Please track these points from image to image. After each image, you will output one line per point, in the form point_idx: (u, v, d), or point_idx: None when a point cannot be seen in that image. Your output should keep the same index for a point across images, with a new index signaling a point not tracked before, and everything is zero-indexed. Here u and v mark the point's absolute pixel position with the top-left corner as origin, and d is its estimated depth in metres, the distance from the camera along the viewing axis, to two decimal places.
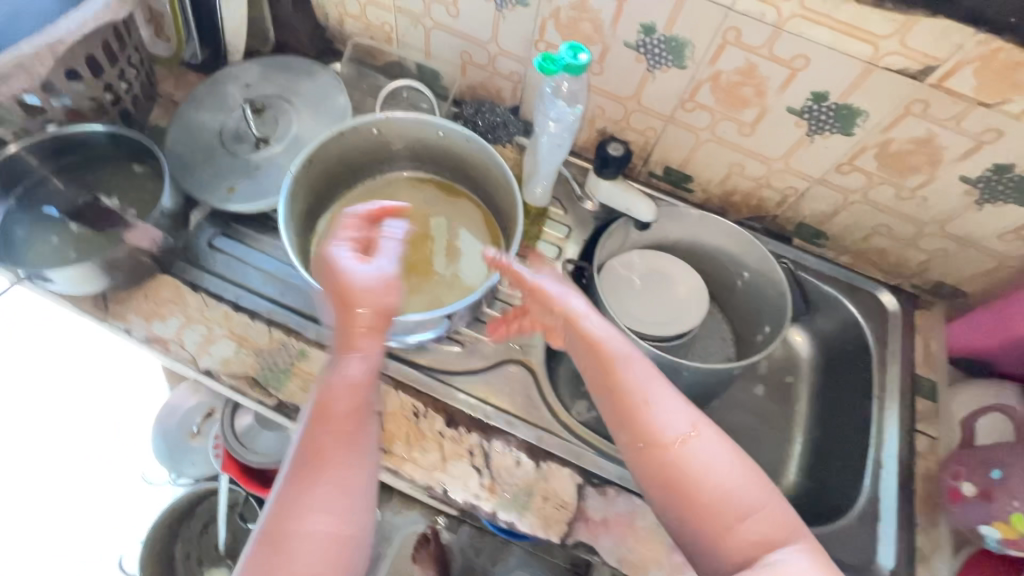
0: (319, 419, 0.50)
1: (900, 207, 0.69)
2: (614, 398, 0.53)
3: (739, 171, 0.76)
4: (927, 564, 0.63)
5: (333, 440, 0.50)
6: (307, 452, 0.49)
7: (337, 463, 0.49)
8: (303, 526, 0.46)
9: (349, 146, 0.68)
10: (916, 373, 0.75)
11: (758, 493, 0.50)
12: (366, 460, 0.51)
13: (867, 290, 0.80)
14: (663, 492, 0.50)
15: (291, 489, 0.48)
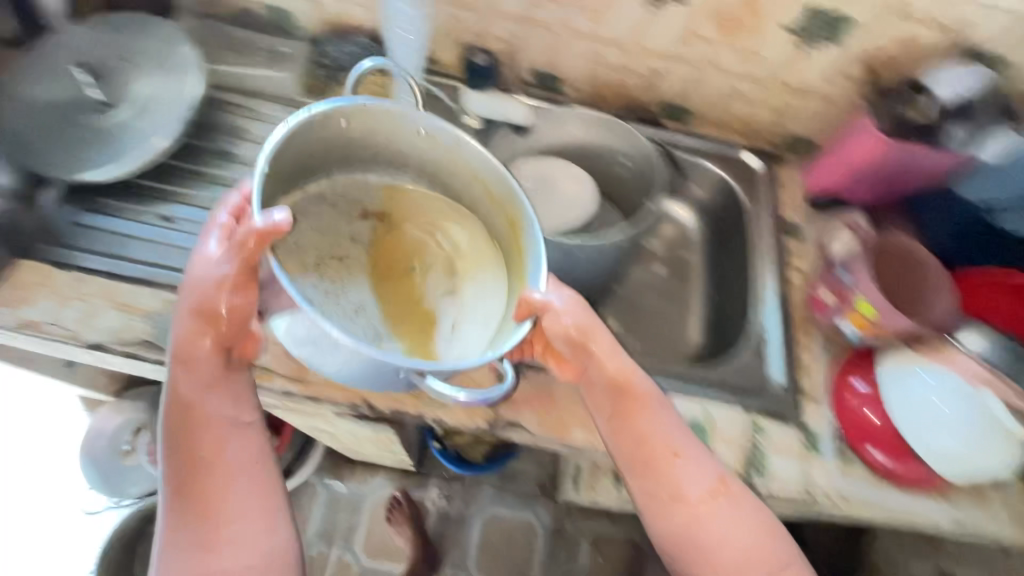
0: (185, 428, 0.53)
1: (743, 69, 0.76)
2: (639, 456, 0.57)
3: (600, 63, 0.79)
4: (808, 372, 0.71)
5: (195, 444, 0.53)
6: (185, 465, 0.52)
7: (226, 495, 0.52)
8: (221, 559, 0.51)
9: (316, 134, 0.57)
10: (784, 220, 0.83)
11: (770, 549, 0.56)
12: (257, 467, 0.54)
13: (733, 157, 0.88)
14: (689, 554, 0.56)
15: (179, 505, 0.52)
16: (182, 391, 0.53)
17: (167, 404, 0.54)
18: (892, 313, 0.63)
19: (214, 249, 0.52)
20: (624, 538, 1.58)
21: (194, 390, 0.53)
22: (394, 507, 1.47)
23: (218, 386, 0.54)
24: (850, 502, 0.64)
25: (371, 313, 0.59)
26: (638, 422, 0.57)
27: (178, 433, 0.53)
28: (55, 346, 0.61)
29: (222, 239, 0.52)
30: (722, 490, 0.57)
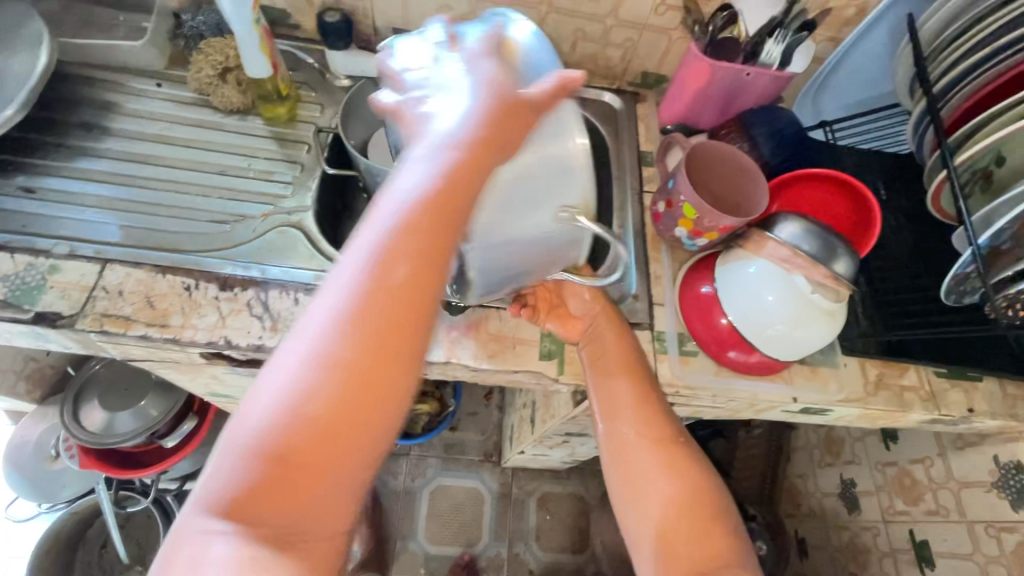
0: (398, 247, 0.37)
1: (580, 7, 0.81)
2: (616, 406, 0.68)
3: (451, 14, 0.83)
4: (661, 282, 0.76)
5: (337, 333, 0.37)
6: (358, 308, 0.37)
7: (376, 339, 0.37)
8: (296, 445, 0.36)
9: None
10: (643, 150, 0.88)
11: (710, 500, 0.64)
12: (406, 372, 0.38)
13: (596, 98, 0.93)
14: (635, 479, 0.67)
15: (317, 400, 0.36)
16: (448, 207, 0.39)
17: (406, 199, 0.38)
18: (707, 210, 0.66)
19: (424, 84, 0.45)
20: (571, 493, 1.63)
21: (407, 234, 0.37)
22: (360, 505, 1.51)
23: (457, 235, 0.39)
24: (693, 392, 0.70)
25: None
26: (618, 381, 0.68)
27: (347, 294, 0.37)
28: None
29: (467, 65, 0.45)
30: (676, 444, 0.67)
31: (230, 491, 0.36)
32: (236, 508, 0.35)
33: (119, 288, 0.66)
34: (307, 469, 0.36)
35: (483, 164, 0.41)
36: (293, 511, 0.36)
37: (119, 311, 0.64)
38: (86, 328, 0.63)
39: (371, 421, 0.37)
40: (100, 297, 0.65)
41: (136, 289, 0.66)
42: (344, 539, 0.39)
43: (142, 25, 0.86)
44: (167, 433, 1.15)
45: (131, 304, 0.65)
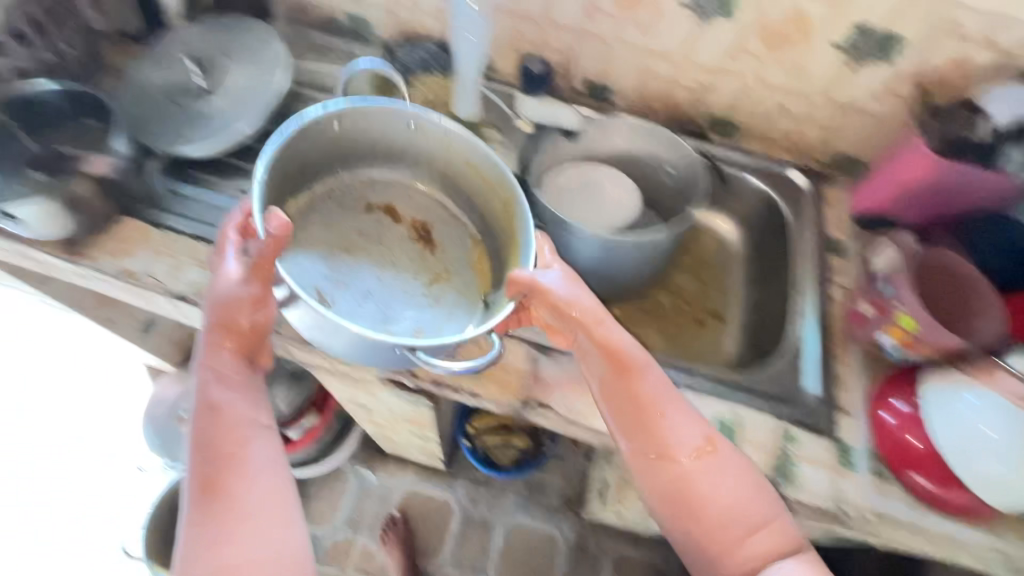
0: (217, 410, 0.56)
1: (791, 84, 0.77)
2: (627, 404, 0.59)
3: (650, 75, 0.83)
4: (847, 387, 0.71)
5: (236, 455, 0.56)
6: (212, 459, 0.55)
7: (238, 476, 0.55)
8: (234, 544, 0.52)
9: (346, 127, 0.77)
10: (828, 236, 0.83)
11: (766, 510, 0.56)
12: (283, 502, 0.56)
13: (780, 174, 0.89)
14: (676, 508, 0.57)
15: (203, 498, 0.54)
16: (251, 389, 0.59)
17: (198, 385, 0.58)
18: (933, 327, 0.63)
19: (229, 271, 0.57)
20: (648, 562, 1.54)
21: (229, 407, 0.57)
22: (389, 528, 1.48)
23: (234, 439, 0.56)
24: (886, 521, 0.62)
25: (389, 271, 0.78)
26: (622, 389, 0.59)
27: (206, 439, 0.55)
28: (146, 296, 0.69)
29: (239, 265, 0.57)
30: (706, 453, 0.58)
31: (193, 563, 0.52)
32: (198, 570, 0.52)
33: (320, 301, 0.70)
34: (250, 551, 0.52)
35: (262, 333, 0.59)
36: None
37: None
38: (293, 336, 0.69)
39: (281, 515, 0.55)
40: None
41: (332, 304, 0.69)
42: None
43: (357, 54, 0.93)
44: (288, 426, 1.18)
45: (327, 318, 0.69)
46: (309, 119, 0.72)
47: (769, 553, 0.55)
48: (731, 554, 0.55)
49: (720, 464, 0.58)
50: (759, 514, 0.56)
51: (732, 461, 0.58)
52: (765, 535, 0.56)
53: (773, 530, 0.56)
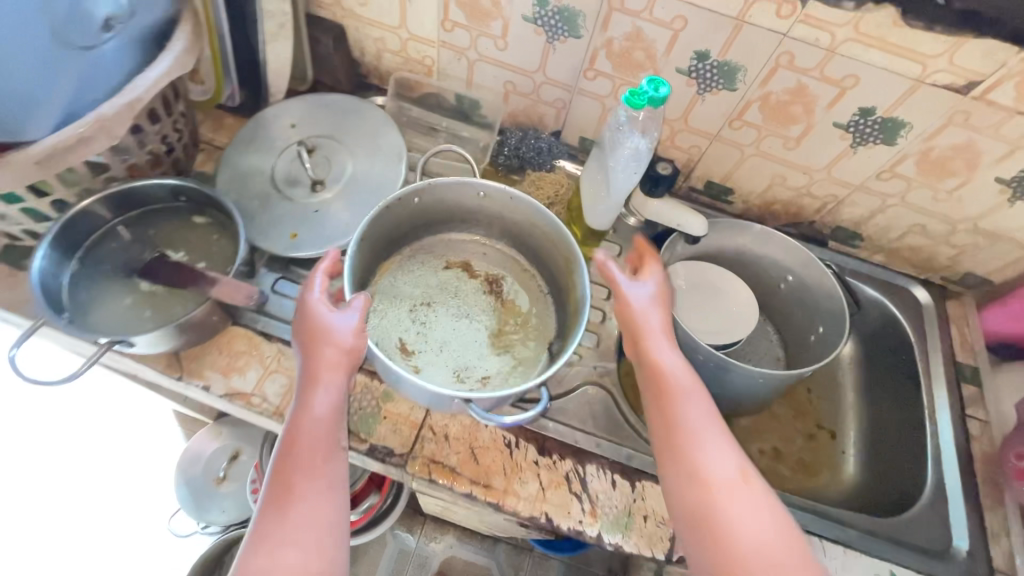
0: (288, 454, 0.54)
1: (937, 208, 0.74)
2: (665, 419, 0.56)
3: (781, 182, 0.79)
4: (998, 541, 0.68)
5: (293, 484, 0.53)
6: (278, 489, 0.53)
7: (302, 503, 0.52)
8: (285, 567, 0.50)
9: (429, 202, 0.71)
10: (958, 361, 0.80)
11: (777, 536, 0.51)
12: (334, 544, 0.52)
13: (902, 287, 0.85)
14: (694, 526, 0.53)
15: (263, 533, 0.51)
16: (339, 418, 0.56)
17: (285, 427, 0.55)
18: None
19: (334, 318, 0.56)
20: None
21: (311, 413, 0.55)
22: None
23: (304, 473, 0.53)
24: None
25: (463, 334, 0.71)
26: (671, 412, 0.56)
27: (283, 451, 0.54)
28: (257, 418, 0.64)
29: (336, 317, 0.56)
30: (735, 487, 0.53)
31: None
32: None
33: (445, 432, 0.64)
34: None
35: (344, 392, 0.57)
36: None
37: (445, 459, 0.63)
38: (416, 473, 0.62)
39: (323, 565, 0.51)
40: (428, 438, 0.63)
41: (461, 437, 0.64)
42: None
43: (462, 135, 0.87)
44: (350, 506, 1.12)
45: (455, 452, 0.63)
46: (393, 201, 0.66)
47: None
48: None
49: (753, 500, 0.52)
50: (773, 558, 0.50)
51: (762, 503, 0.52)
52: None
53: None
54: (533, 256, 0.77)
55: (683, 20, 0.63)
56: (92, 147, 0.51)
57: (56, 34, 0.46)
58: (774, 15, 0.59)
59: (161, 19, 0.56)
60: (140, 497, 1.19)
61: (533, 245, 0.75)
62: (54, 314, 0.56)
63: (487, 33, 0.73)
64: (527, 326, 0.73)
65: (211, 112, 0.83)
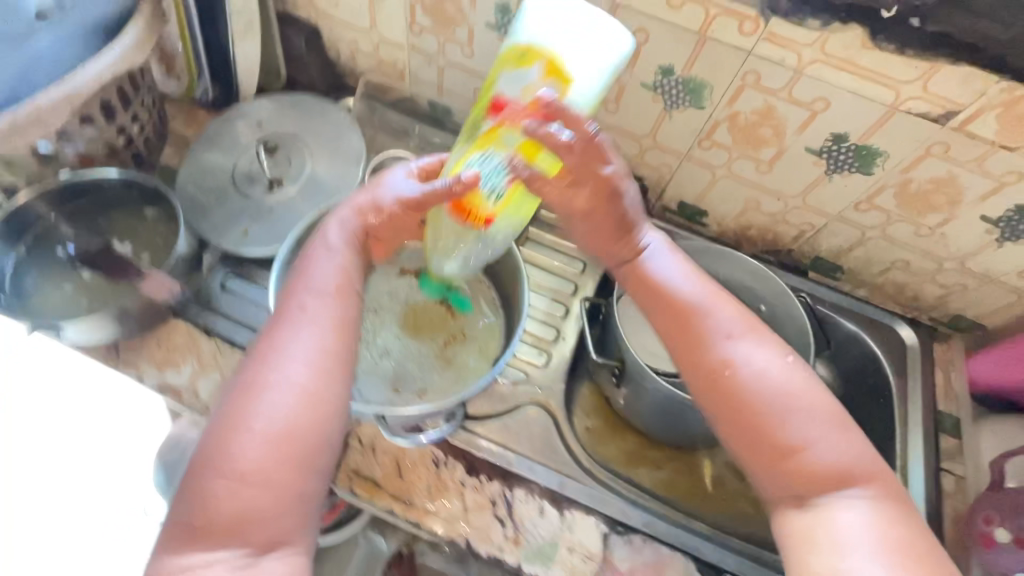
0: (285, 321, 0.51)
1: (920, 244, 0.69)
2: (670, 320, 0.54)
3: (754, 207, 0.75)
4: None
5: (283, 336, 0.50)
6: (270, 347, 0.50)
7: (286, 371, 0.48)
8: (263, 427, 0.47)
9: None
10: (939, 409, 0.74)
11: (819, 431, 0.49)
12: (337, 373, 0.50)
13: (885, 324, 0.80)
14: (713, 396, 0.52)
15: (253, 381, 0.48)
16: (346, 279, 0.53)
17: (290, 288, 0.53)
18: None
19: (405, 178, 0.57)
20: None
21: (310, 266, 0.53)
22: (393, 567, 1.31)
23: (302, 343, 0.49)
24: None
25: (404, 344, 0.70)
26: (663, 309, 0.55)
27: (282, 320, 0.51)
28: (189, 413, 0.64)
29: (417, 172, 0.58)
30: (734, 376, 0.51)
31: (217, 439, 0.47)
32: (215, 439, 0.47)
33: (373, 443, 0.62)
34: (270, 456, 0.46)
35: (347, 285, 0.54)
36: (264, 453, 0.46)
37: (369, 471, 0.61)
38: (338, 483, 0.61)
39: (315, 409, 0.48)
40: (355, 449, 0.62)
41: (389, 449, 0.62)
42: (312, 483, 0.48)
43: (433, 140, 0.86)
44: None
45: (380, 466, 0.62)
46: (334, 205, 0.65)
47: (822, 474, 0.48)
48: (776, 475, 0.49)
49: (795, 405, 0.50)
50: (799, 435, 0.49)
51: (774, 373, 0.51)
52: (807, 457, 0.48)
53: (816, 452, 0.48)
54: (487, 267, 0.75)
55: (644, 34, 0.61)
56: (27, 135, 0.53)
57: None
58: (737, 31, 0.56)
59: (115, 13, 0.57)
60: None
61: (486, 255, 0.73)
62: None
63: (454, 39, 0.72)
64: (471, 339, 0.72)
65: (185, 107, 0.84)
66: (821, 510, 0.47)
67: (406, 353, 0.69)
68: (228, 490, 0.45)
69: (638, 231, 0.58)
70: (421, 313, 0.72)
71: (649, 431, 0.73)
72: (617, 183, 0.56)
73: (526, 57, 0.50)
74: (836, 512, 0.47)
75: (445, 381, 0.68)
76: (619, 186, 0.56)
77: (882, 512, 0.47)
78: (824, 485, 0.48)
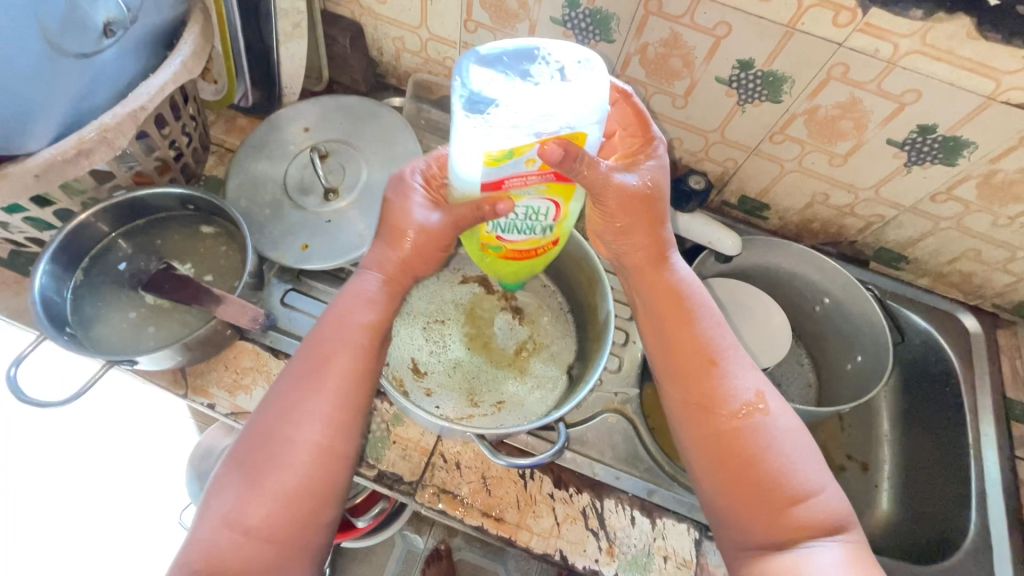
0: (309, 370, 0.49)
1: (995, 234, 0.68)
2: (689, 352, 0.52)
3: (821, 200, 0.74)
4: None
5: (306, 389, 0.48)
6: (288, 393, 0.48)
7: (294, 430, 0.47)
8: (266, 483, 0.45)
9: None
10: (1007, 396, 0.74)
11: (817, 483, 0.47)
12: (351, 434, 0.49)
13: (948, 313, 0.79)
14: (714, 428, 0.49)
15: (267, 426, 0.47)
16: (377, 327, 0.52)
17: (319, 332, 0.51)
18: None
19: (424, 207, 0.52)
20: None
21: (343, 313, 0.51)
22: (432, 560, 1.33)
23: (318, 395, 0.48)
24: None
25: (475, 355, 0.68)
26: (690, 332, 0.52)
27: (309, 365, 0.49)
28: None
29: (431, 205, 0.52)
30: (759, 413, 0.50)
31: (228, 486, 0.46)
32: (224, 486, 0.46)
33: (457, 459, 0.61)
34: (268, 509, 0.45)
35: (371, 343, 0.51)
36: (273, 510, 0.45)
37: (455, 489, 0.59)
38: (425, 502, 0.59)
39: (331, 467, 0.47)
40: (439, 466, 0.60)
41: (474, 465, 0.61)
42: (317, 539, 0.47)
43: None
44: (359, 512, 1.10)
45: (467, 482, 0.60)
46: None
47: (812, 524, 0.46)
48: (771, 517, 0.47)
49: (797, 455, 0.48)
50: (810, 481, 0.48)
51: (783, 420, 0.50)
52: (815, 504, 0.47)
53: (825, 500, 0.47)
54: (554, 272, 0.73)
55: (726, 27, 0.58)
56: (94, 157, 0.48)
57: (48, 38, 0.43)
58: (830, 23, 0.54)
59: (166, 20, 0.53)
60: (146, 484, 1.18)
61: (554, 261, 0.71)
62: (55, 330, 0.53)
63: (512, 35, 0.69)
64: (542, 347, 0.70)
65: (223, 112, 0.80)
66: (802, 554, 0.45)
67: (478, 365, 0.67)
68: (234, 543, 0.44)
69: (667, 253, 0.55)
70: (489, 322, 0.70)
71: None
72: (660, 198, 0.52)
73: (508, 156, 0.44)
74: (818, 556, 0.45)
75: (522, 391, 0.66)
76: (653, 196, 0.51)
77: (854, 559, 0.45)
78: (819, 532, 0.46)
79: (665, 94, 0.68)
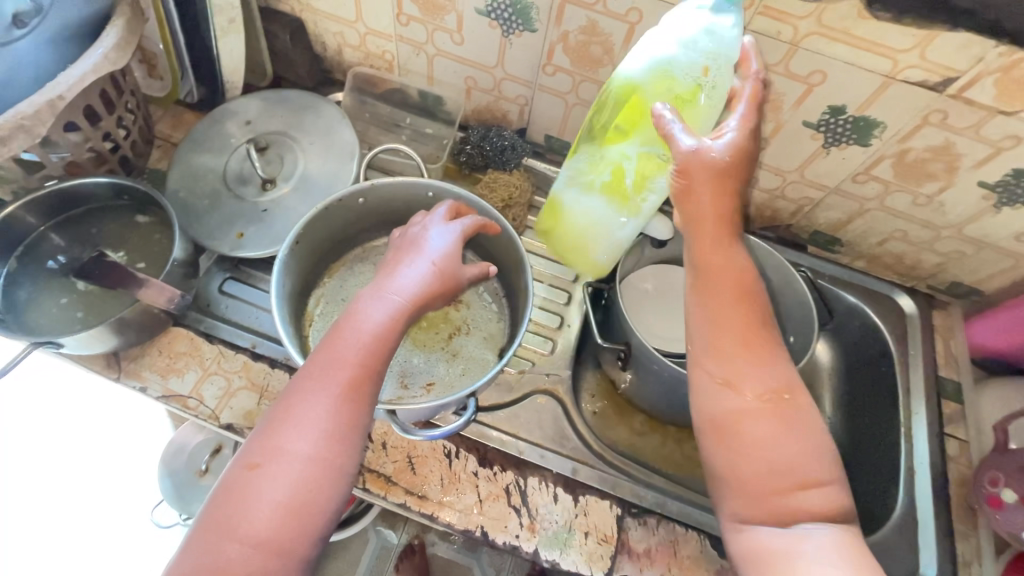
0: (312, 377, 0.49)
1: (917, 213, 0.69)
2: (719, 318, 0.47)
3: (752, 184, 0.75)
4: (968, 570, 0.64)
5: (307, 400, 0.48)
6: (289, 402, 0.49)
7: (293, 439, 0.47)
8: (266, 493, 0.46)
9: (374, 201, 0.68)
10: (940, 375, 0.75)
11: (827, 472, 0.45)
12: (350, 445, 0.48)
13: (885, 294, 0.80)
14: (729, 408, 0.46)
15: (268, 433, 0.48)
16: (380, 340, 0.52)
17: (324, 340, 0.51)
18: None
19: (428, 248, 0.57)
20: None
21: (348, 322, 0.51)
22: (406, 556, 1.31)
23: (316, 403, 0.48)
24: None
25: (409, 340, 0.69)
26: (711, 306, 0.48)
27: (311, 375, 0.50)
28: (195, 420, 0.63)
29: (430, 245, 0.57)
30: (782, 401, 0.46)
31: (229, 496, 0.46)
32: (227, 495, 0.46)
33: (383, 439, 0.62)
34: (267, 519, 0.45)
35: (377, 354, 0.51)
36: (273, 523, 0.45)
37: (380, 468, 0.61)
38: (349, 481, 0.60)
39: (326, 479, 0.47)
40: (365, 446, 0.61)
41: (399, 445, 0.62)
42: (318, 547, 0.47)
43: (426, 131, 0.86)
44: None
45: (391, 461, 0.61)
46: (331, 202, 0.63)
47: (813, 509, 0.44)
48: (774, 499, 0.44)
49: (807, 443, 0.46)
50: (818, 470, 0.45)
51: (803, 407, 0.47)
52: (811, 495, 0.44)
53: (829, 489, 0.44)
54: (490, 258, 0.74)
55: (638, 13, 0.60)
56: (12, 145, 0.50)
57: None
58: None
59: (90, 14, 0.55)
60: (114, 483, 1.19)
61: (488, 247, 0.72)
62: None
63: (442, 27, 0.71)
64: (475, 331, 0.71)
65: (170, 109, 0.82)
66: (794, 536, 0.43)
67: (412, 350, 0.69)
68: (241, 555, 0.44)
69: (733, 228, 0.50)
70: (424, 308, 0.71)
71: (654, 409, 0.74)
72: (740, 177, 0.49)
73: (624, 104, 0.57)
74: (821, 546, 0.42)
75: (453, 374, 0.68)
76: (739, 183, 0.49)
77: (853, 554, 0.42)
78: (812, 520, 0.43)
79: (591, 81, 0.70)
